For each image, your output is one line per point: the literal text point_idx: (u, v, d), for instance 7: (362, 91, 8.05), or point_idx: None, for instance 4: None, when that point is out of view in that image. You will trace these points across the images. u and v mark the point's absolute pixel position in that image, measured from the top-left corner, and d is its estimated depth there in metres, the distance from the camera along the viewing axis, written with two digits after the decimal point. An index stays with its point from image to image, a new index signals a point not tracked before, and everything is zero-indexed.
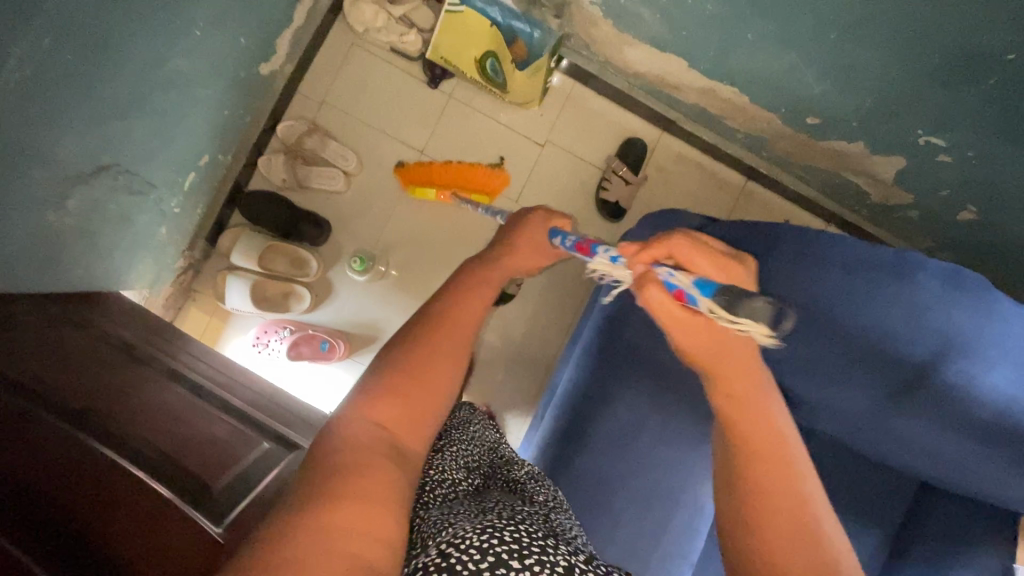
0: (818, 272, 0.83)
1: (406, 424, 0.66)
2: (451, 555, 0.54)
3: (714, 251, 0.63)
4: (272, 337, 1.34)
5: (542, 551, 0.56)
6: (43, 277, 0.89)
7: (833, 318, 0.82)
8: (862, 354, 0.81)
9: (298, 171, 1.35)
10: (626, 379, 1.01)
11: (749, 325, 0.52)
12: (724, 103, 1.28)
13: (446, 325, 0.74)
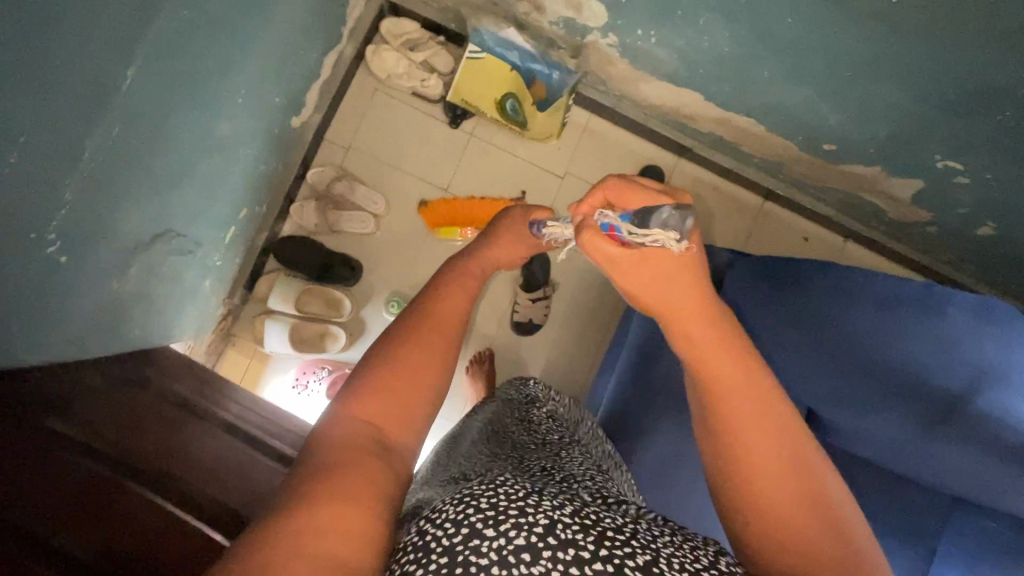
0: (851, 308, 0.86)
1: (393, 417, 0.62)
2: (426, 533, 0.49)
3: (647, 190, 0.67)
4: (311, 377, 1.38)
5: (522, 513, 0.48)
6: (108, 344, 0.94)
7: (864, 352, 0.85)
8: (896, 386, 0.84)
9: (329, 215, 1.39)
10: (663, 411, 1.04)
11: (659, 233, 0.60)
12: (740, 132, 1.31)
13: (433, 320, 0.71)
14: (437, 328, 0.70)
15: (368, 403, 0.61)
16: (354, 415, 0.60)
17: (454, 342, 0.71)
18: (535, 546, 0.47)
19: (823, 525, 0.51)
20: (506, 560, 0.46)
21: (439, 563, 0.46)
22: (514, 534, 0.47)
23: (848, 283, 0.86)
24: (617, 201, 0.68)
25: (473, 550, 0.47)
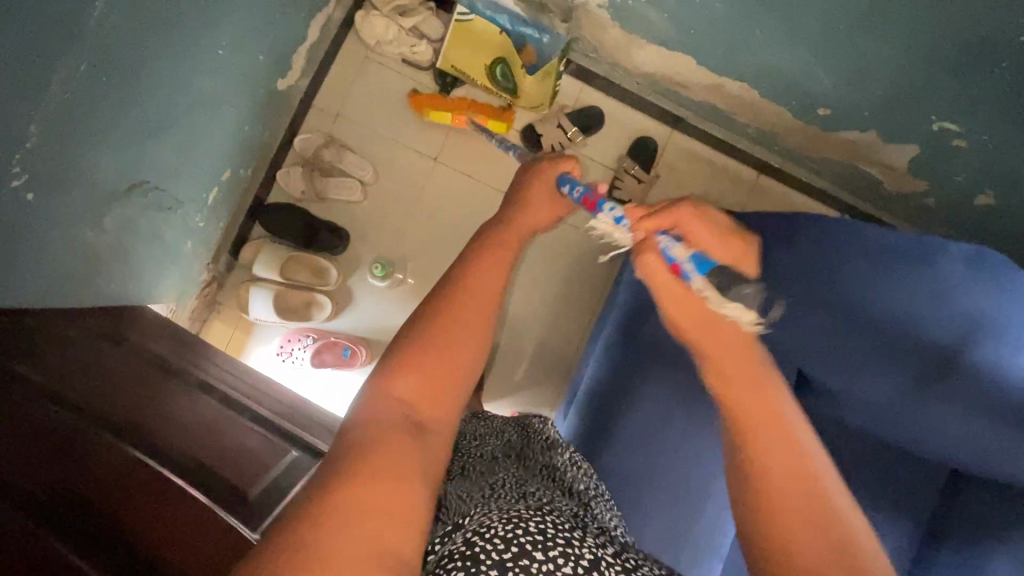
0: (841, 259, 0.84)
1: (428, 397, 0.64)
2: (476, 544, 0.57)
3: (715, 230, 0.82)
4: (295, 346, 1.36)
5: (566, 544, 0.58)
6: (79, 298, 0.91)
7: (855, 304, 0.83)
8: (890, 339, 0.82)
9: (316, 182, 1.37)
10: (650, 374, 1.01)
11: (738, 314, 0.71)
12: (734, 99, 1.29)
13: (469, 304, 0.72)
14: (465, 314, 0.71)
15: (402, 384, 0.64)
16: (389, 397, 0.63)
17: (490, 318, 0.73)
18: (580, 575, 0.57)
19: (809, 529, 0.53)
20: None
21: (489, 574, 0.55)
22: (561, 561, 0.57)
23: (836, 234, 0.85)
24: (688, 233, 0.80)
25: (522, 567, 0.56)
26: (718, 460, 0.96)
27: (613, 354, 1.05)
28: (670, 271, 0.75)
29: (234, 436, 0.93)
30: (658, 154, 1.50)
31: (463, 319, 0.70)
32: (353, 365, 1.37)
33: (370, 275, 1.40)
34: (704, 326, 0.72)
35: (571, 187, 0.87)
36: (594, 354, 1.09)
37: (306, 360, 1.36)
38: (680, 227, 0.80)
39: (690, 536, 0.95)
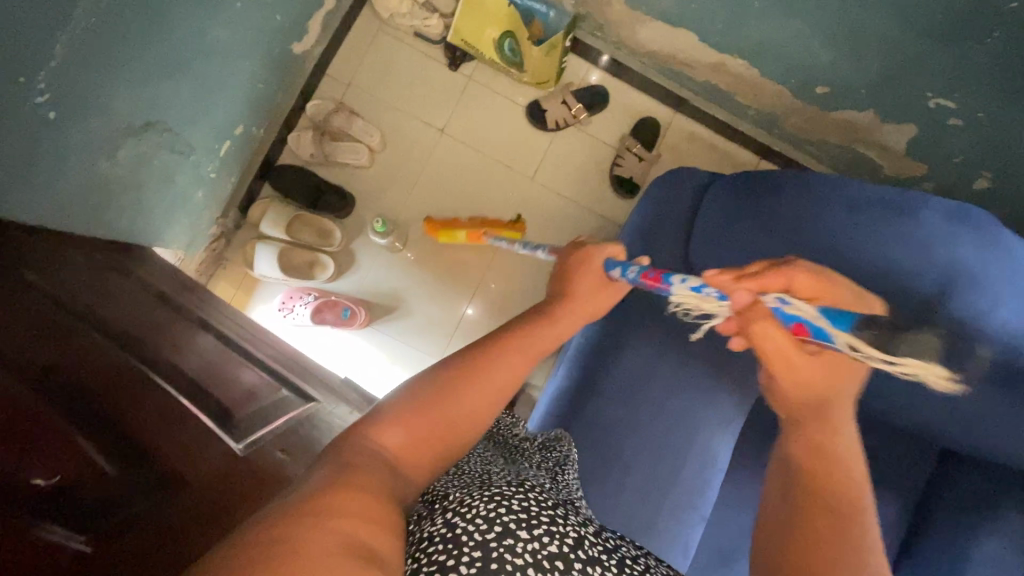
0: (822, 208, 0.85)
1: (417, 450, 0.62)
2: (457, 525, 0.56)
3: (823, 282, 0.72)
4: (297, 304, 1.39)
5: (550, 522, 0.59)
6: (92, 224, 0.95)
7: (839, 253, 0.83)
8: (871, 289, 0.82)
9: (325, 145, 1.42)
10: (638, 332, 1.02)
11: (918, 366, 0.50)
12: (735, 78, 1.32)
13: (491, 382, 0.70)
14: (483, 379, 0.70)
15: (392, 434, 0.61)
16: (376, 444, 0.60)
17: (509, 385, 0.72)
18: (565, 555, 0.58)
19: None
20: (539, 563, 0.56)
21: (472, 555, 0.54)
22: (547, 539, 0.58)
23: (818, 186, 0.86)
24: (799, 290, 0.71)
25: (507, 547, 0.55)
26: (699, 416, 0.97)
27: (603, 314, 1.06)
28: (784, 332, 0.64)
29: (233, 374, 0.96)
30: (660, 134, 1.51)
31: (486, 380, 0.70)
32: (352, 325, 1.40)
33: (371, 232, 1.39)
34: (804, 385, 0.69)
35: (622, 272, 0.87)
36: (587, 312, 1.10)
37: (306, 317, 1.38)
38: (793, 287, 0.72)
39: (671, 490, 0.96)
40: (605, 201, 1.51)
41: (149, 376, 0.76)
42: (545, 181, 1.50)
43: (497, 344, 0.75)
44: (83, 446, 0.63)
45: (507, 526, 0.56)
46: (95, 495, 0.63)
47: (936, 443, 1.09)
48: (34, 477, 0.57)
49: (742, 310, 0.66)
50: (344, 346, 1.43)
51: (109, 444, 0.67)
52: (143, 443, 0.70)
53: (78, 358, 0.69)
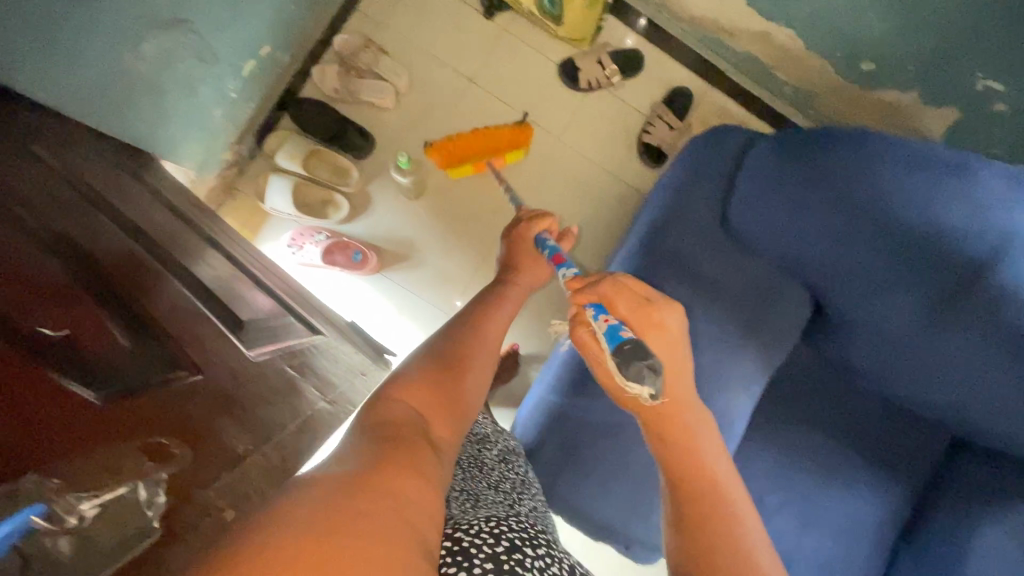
0: (879, 167, 0.84)
1: (437, 413, 0.67)
2: (463, 540, 0.59)
3: (642, 298, 0.65)
4: (307, 242, 1.34)
5: (550, 547, 0.65)
6: (105, 119, 0.89)
7: (891, 215, 0.84)
8: (919, 254, 0.84)
9: (350, 81, 1.37)
10: (669, 282, 0.95)
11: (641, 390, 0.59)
12: (778, 50, 1.29)
13: (491, 326, 0.84)
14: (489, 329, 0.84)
15: (412, 394, 0.67)
16: (401, 403, 0.65)
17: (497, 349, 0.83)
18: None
19: None
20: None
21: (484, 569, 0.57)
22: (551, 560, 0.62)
23: (874, 144, 0.85)
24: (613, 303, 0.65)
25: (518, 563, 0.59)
26: (726, 373, 0.95)
27: (633, 266, 0.98)
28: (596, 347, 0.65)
29: (245, 294, 0.92)
30: (692, 106, 1.48)
31: (485, 340, 0.81)
32: (362, 270, 1.36)
33: (393, 169, 1.33)
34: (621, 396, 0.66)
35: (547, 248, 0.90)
36: (619, 259, 1.02)
37: (315, 256, 1.33)
38: (603, 297, 0.65)
39: None
40: (630, 169, 1.48)
41: (166, 275, 0.72)
42: (572, 143, 1.47)
43: (490, 307, 0.87)
44: (103, 319, 0.59)
45: (514, 542, 0.61)
46: (109, 356, 0.57)
47: (948, 431, 1.09)
48: (38, 325, 0.52)
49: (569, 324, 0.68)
50: (352, 291, 1.39)
51: (119, 315, 0.61)
52: (161, 333, 0.65)
53: (88, 233, 0.65)
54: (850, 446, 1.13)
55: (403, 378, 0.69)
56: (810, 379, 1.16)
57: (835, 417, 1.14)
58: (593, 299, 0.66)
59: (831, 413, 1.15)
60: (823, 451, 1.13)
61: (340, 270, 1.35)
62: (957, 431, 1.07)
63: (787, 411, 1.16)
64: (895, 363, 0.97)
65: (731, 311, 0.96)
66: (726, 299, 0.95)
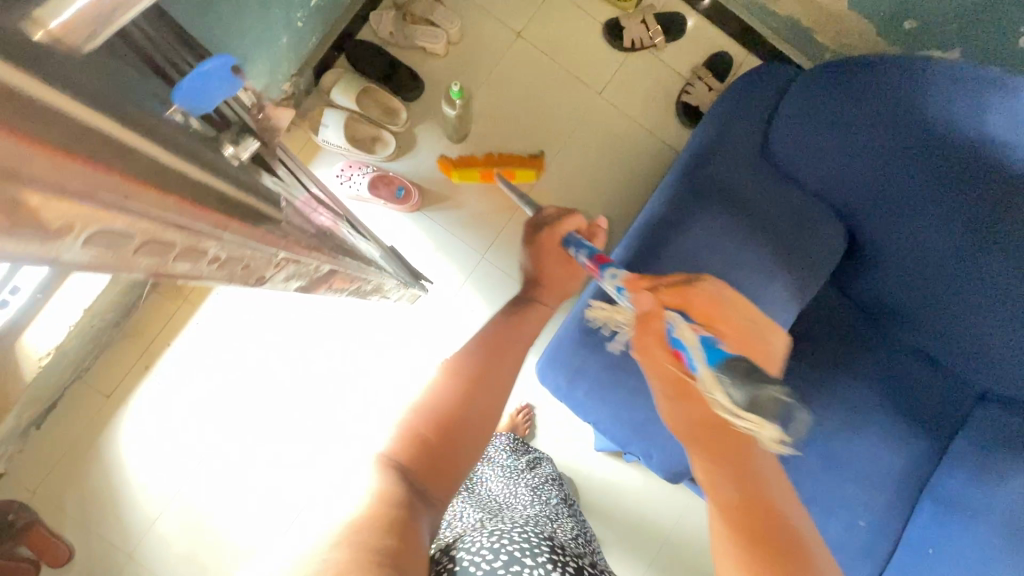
0: (921, 84, 0.87)
1: (439, 459, 0.68)
2: (466, 559, 0.74)
3: (735, 321, 0.75)
4: (355, 172, 1.40)
5: (551, 552, 0.76)
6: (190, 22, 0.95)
7: (931, 132, 0.86)
8: (957, 171, 0.86)
9: (406, 27, 1.44)
10: (709, 206, 1.04)
11: (752, 422, 0.59)
12: (821, 12, 1.32)
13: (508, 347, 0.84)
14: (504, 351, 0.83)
15: (410, 431, 0.69)
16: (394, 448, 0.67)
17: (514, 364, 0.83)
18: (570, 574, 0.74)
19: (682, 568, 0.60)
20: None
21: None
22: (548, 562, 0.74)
23: (916, 63, 0.88)
24: (692, 308, 0.74)
25: (513, 571, 0.72)
26: (761, 291, 1.04)
27: (677, 188, 1.06)
28: (671, 356, 0.67)
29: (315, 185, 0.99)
30: (732, 70, 1.51)
31: (506, 359, 0.82)
32: (404, 206, 1.42)
33: (442, 100, 1.37)
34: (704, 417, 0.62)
35: (576, 250, 0.91)
36: (665, 184, 1.10)
37: (362, 186, 1.39)
38: (694, 309, 0.74)
39: None
40: (669, 129, 1.52)
41: None
42: (613, 99, 1.51)
43: (512, 327, 0.88)
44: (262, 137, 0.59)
45: (511, 553, 0.74)
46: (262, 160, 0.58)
47: (975, 381, 1.10)
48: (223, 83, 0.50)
49: (642, 318, 0.73)
50: (393, 224, 1.45)
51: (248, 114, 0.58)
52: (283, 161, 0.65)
53: None
54: (873, 391, 1.16)
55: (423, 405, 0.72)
56: (838, 323, 1.19)
57: (864, 365, 1.16)
58: (677, 306, 0.74)
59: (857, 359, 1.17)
60: (849, 398, 1.16)
61: (383, 204, 1.41)
62: (983, 381, 1.08)
63: (813, 353, 1.18)
64: (927, 290, 1.02)
65: (768, 235, 1.04)
66: (763, 225, 1.04)
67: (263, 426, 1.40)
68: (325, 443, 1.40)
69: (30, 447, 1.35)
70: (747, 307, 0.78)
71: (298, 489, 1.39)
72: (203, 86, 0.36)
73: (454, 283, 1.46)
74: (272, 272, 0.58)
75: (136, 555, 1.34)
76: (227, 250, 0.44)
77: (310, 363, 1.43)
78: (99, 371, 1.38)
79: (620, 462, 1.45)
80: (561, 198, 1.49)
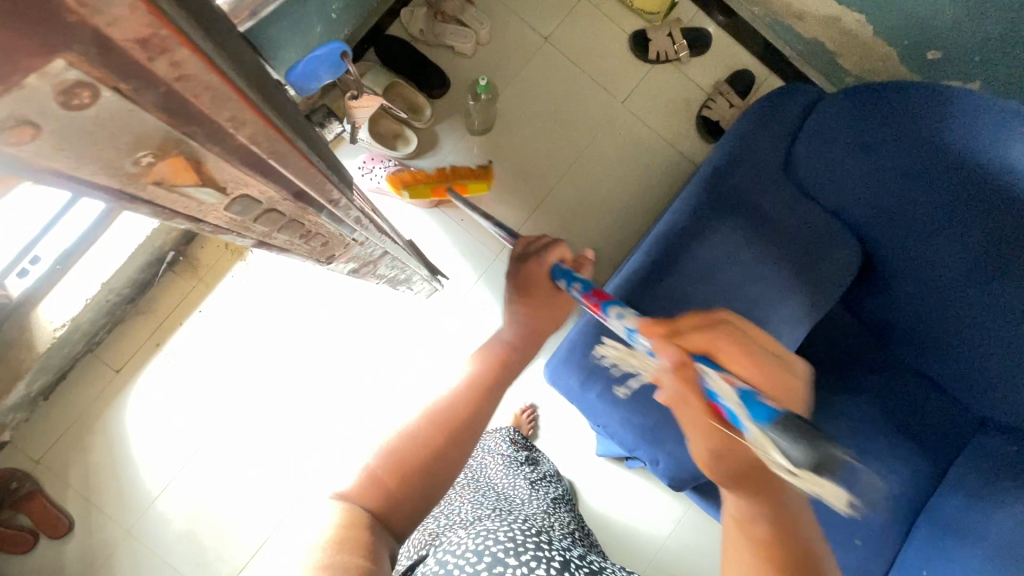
0: (947, 110, 0.88)
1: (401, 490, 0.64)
2: (449, 563, 0.77)
3: (756, 356, 0.72)
4: (376, 166, 1.41)
5: (536, 550, 0.79)
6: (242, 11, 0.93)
7: (954, 157, 0.88)
8: (975, 197, 0.88)
9: (436, 25, 1.46)
10: (727, 219, 1.05)
11: (813, 482, 0.56)
12: (846, 36, 1.34)
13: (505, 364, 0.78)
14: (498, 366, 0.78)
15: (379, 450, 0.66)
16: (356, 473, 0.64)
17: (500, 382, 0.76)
18: (553, 570, 0.77)
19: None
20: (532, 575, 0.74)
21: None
22: (532, 561, 0.76)
23: (944, 89, 0.89)
24: (720, 357, 0.72)
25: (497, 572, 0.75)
26: (777, 305, 1.05)
27: (698, 197, 1.07)
28: (708, 404, 0.67)
29: None
30: (753, 88, 1.54)
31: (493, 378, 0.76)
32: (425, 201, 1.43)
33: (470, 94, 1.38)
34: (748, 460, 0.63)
35: (568, 284, 0.90)
36: (686, 191, 1.10)
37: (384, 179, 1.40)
38: (716, 354, 0.72)
39: None
40: (688, 142, 1.54)
41: None
42: (635, 109, 1.53)
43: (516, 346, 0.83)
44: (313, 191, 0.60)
45: (495, 554, 0.76)
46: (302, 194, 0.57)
47: (977, 408, 1.12)
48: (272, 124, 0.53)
49: (673, 367, 0.70)
50: (409, 219, 1.46)
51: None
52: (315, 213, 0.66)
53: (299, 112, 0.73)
54: (875, 411, 1.18)
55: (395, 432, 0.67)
56: (846, 342, 1.21)
57: (869, 386, 1.19)
58: (701, 350, 0.72)
59: (860, 379, 1.19)
60: (852, 417, 1.18)
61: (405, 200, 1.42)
62: (987, 408, 1.10)
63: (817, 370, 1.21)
64: (935, 314, 1.03)
65: (784, 249, 1.06)
66: (781, 239, 1.05)
67: (262, 413, 1.41)
68: (325, 434, 1.41)
69: (35, 416, 1.35)
70: (761, 342, 0.77)
71: (293, 479, 1.39)
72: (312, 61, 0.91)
73: (467, 278, 1.47)
74: (341, 251, 0.65)
75: (134, 532, 1.35)
76: (313, 217, 0.47)
77: (314, 354, 1.44)
78: (110, 346, 1.39)
79: (620, 467, 1.46)
80: (577, 204, 1.51)
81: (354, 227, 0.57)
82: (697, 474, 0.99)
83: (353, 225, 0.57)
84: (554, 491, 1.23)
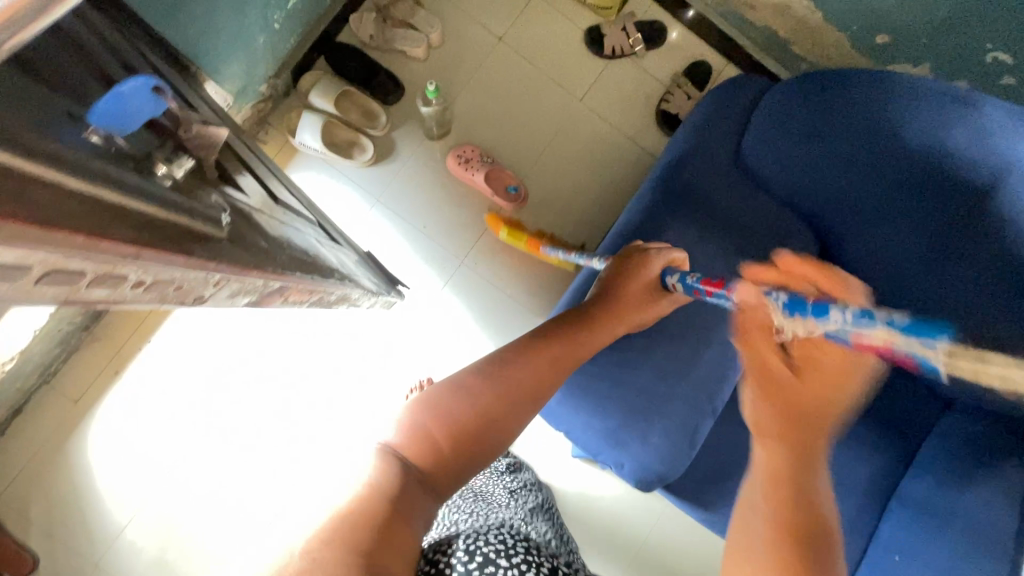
0: (887, 97, 0.88)
1: (432, 459, 0.61)
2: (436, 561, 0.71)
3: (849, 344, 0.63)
4: (477, 158, 1.43)
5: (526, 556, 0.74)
6: (174, 27, 0.89)
7: (896, 145, 0.88)
8: (918, 183, 0.88)
9: (386, 29, 1.43)
10: (682, 215, 1.04)
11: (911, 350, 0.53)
12: (798, 24, 1.34)
13: (565, 349, 0.79)
14: (560, 345, 0.79)
15: (419, 416, 0.64)
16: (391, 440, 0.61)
17: (561, 375, 0.77)
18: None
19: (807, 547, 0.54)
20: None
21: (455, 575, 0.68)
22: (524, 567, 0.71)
23: (883, 76, 0.89)
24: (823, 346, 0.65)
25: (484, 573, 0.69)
26: None
27: (653, 195, 1.06)
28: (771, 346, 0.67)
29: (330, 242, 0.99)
30: (711, 79, 1.53)
31: (549, 355, 0.77)
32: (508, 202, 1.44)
33: (422, 100, 1.36)
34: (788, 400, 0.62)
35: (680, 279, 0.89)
36: (642, 189, 1.10)
37: (477, 172, 1.41)
38: (798, 341, 0.66)
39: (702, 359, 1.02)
40: (648, 137, 1.52)
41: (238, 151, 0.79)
42: (594, 105, 1.52)
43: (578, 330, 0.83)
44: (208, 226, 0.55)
45: (486, 555, 0.70)
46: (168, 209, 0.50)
47: (943, 390, 1.12)
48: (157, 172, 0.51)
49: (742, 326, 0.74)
50: (367, 229, 1.43)
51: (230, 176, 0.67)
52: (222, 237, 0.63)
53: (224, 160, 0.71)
54: None
55: (441, 403, 0.65)
56: None
57: None
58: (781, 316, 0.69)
59: None
60: None
61: (490, 195, 1.43)
62: (953, 390, 1.10)
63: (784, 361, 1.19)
64: None
65: (741, 244, 1.04)
66: (737, 234, 1.04)
67: (228, 435, 1.38)
68: (296, 451, 1.38)
69: None
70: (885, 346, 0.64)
71: (264, 501, 1.36)
72: (113, 105, 0.43)
73: (434, 285, 1.45)
74: (212, 292, 0.56)
75: (101, 564, 1.31)
76: (130, 271, 0.41)
77: (281, 371, 1.41)
78: (66, 375, 1.36)
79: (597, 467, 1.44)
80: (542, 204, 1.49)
81: (208, 270, 0.50)
82: (663, 474, 0.97)
83: (214, 272, 0.51)
84: (532, 500, 1.19)
